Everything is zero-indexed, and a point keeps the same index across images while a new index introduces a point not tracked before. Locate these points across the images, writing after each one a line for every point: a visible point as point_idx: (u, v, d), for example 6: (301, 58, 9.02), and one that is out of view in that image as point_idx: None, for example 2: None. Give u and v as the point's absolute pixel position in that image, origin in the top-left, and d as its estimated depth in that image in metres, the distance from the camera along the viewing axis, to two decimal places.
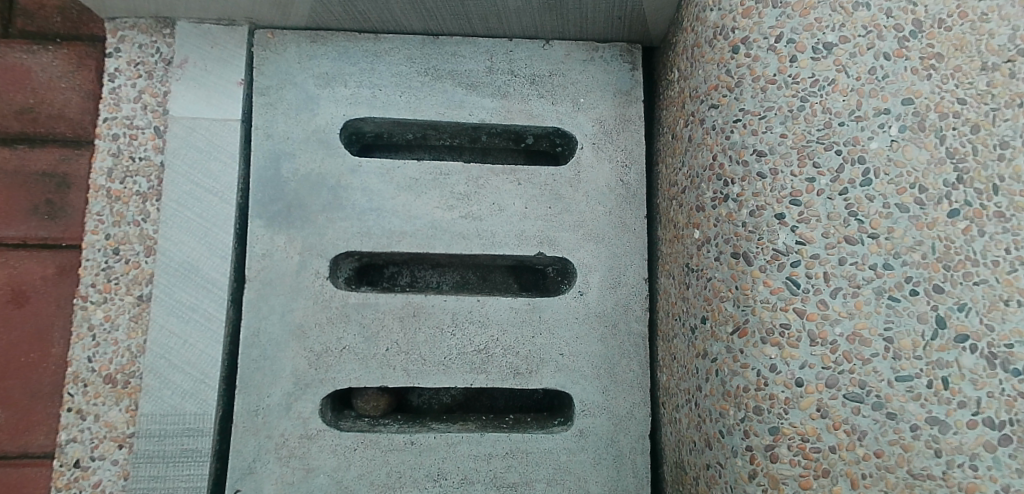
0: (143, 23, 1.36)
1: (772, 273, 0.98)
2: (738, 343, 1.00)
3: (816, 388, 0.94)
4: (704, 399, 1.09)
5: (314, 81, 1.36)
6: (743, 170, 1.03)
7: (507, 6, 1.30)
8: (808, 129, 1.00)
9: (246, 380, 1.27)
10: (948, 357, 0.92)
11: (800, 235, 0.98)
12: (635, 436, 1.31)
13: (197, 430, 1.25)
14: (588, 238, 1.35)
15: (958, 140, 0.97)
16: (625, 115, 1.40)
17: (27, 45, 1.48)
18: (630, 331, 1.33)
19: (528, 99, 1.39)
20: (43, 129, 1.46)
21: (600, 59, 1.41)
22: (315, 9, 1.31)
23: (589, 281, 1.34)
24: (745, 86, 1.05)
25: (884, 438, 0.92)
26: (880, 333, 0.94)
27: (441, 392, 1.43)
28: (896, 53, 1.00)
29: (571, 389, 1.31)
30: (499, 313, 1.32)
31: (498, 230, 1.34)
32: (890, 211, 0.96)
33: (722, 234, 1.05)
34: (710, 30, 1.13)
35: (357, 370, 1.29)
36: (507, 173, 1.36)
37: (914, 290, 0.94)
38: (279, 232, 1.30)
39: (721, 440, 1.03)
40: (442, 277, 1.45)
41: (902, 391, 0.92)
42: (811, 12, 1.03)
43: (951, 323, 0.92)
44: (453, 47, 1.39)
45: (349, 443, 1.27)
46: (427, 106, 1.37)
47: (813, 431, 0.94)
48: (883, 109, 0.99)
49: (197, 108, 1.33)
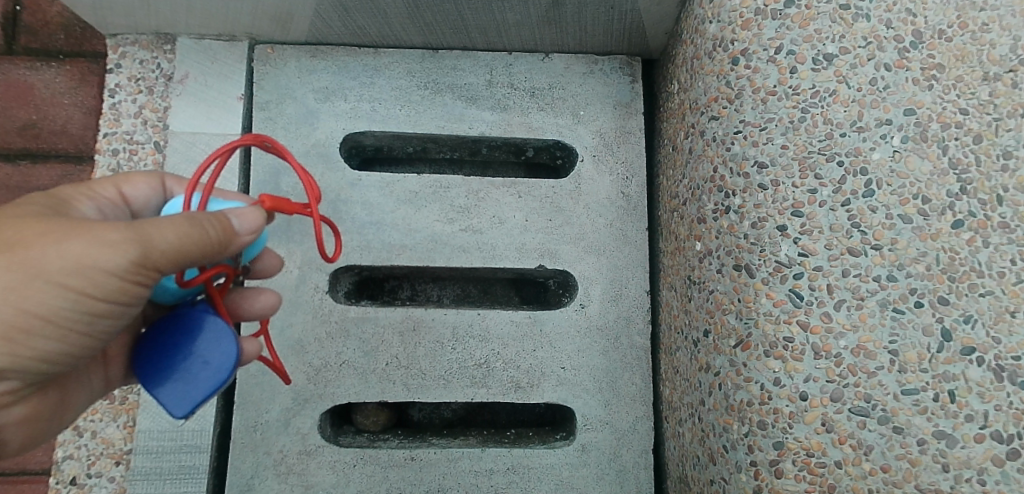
0: (144, 39, 1.37)
1: (775, 285, 0.97)
2: (742, 356, 0.99)
3: (821, 402, 0.93)
4: (707, 414, 1.07)
5: (314, 95, 1.36)
6: (744, 181, 1.02)
7: (506, 20, 1.30)
8: (809, 140, 1.00)
9: (244, 395, 1.26)
10: (954, 370, 0.90)
11: (802, 247, 0.97)
12: (638, 451, 1.29)
13: (195, 447, 1.23)
14: (589, 251, 1.35)
15: (961, 150, 0.96)
16: (625, 128, 1.39)
17: (31, 62, 1.51)
18: (633, 345, 1.32)
19: (528, 112, 1.39)
20: (45, 145, 1.49)
21: (599, 72, 1.41)
22: (315, 24, 1.31)
23: (591, 294, 1.33)
24: (745, 98, 1.05)
25: (891, 453, 0.90)
26: (885, 346, 0.92)
27: (442, 407, 1.41)
28: (897, 64, 1.00)
29: (573, 404, 1.30)
30: (499, 326, 1.31)
31: (499, 243, 1.33)
32: (893, 222, 0.95)
33: (724, 246, 1.05)
34: (709, 42, 1.13)
35: (356, 385, 1.28)
36: (507, 186, 1.35)
37: (919, 302, 0.93)
38: (279, 246, 1.30)
39: (725, 455, 1.01)
40: (443, 291, 1.43)
41: (908, 405, 0.90)
42: (811, 24, 1.02)
43: (956, 336, 0.91)
44: (453, 61, 1.40)
45: (348, 459, 1.25)
46: (427, 120, 1.37)
47: (818, 446, 0.92)
48: (884, 120, 0.99)
49: (196, 123, 1.33)
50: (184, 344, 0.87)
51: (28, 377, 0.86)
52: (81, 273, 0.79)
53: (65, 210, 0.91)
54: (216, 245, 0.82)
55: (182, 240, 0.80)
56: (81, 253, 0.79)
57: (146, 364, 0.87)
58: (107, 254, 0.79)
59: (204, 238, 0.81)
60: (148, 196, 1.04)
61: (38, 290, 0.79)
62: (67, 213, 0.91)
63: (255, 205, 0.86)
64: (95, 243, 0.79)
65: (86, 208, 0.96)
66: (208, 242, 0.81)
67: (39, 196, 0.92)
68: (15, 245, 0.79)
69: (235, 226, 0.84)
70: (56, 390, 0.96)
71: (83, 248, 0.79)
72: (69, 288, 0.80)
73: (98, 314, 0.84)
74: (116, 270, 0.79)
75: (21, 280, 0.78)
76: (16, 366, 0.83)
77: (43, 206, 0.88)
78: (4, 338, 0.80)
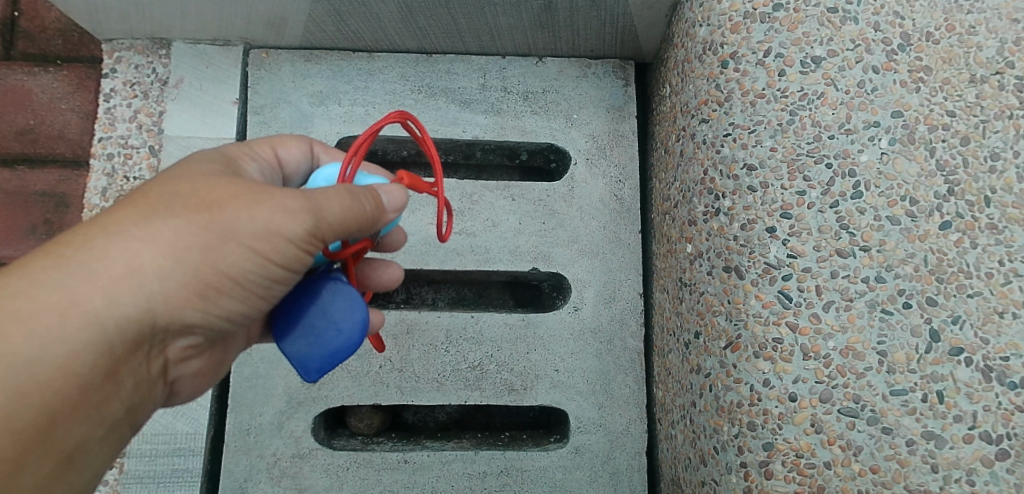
0: (139, 44, 1.37)
1: (764, 286, 0.98)
2: (732, 357, 0.99)
3: (810, 403, 0.93)
4: (698, 415, 1.07)
5: (308, 99, 1.36)
6: (733, 183, 1.03)
7: (499, 24, 1.31)
8: (797, 142, 1.00)
9: (238, 398, 1.26)
10: (942, 371, 0.91)
11: (791, 248, 0.97)
12: (632, 453, 1.29)
13: (188, 450, 1.24)
14: (582, 254, 1.35)
15: (948, 152, 0.97)
16: (618, 131, 1.40)
17: (29, 68, 1.53)
18: (625, 347, 1.32)
19: (521, 116, 1.39)
20: (43, 149, 1.50)
21: (592, 75, 1.42)
22: (309, 29, 1.32)
23: (584, 296, 1.33)
24: (734, 100, 1.05)
25: (880, 454, 0.90)
26: (874, 347, 0.93)
27: (437, 410, 1.42)
28: (885, 67, 1.01)
29: (566, 406, 1.30)
30: (492, 329, 1.31)
31: (492, 246, 1.34)
32: (881, 224, 0.96)
33: (714, 248, 1.05)
34: (699, 45, 1.14)
35: (350, 388, 1.28)
36: (501, 190, 1.36)
37: (908, 303, 0.93)
38: None
39: (716, 456, 1.02)
40: (438, 293, 1.43)
41: (897, 406, 0.91)
42: (799, 27, 1.03)
43: (945, 336, 0.91)
44: (446, 65, 1.40)
45: (342, 462, 1.25)
46: (420, 124, 1.38)
47: (808, 447, 0.92)
48: (872, 122, 0.99)
49: (191, 126, 1.34)
50: (314, 307, 0.87)
51: (208, 334, 0.88)
52: (268, 238, 0.79)
53: (236, 170, 0.90)
54: (371, 220, 0.83)
55: (349, 213, 0.80)
56: (265, 218, 0.79)
57: (280, 319, 0.89)
58: (288, 221, 0.79)
59: (364, 212, 0.82)
60: (299, 160, 1.03)
61: (229, 254, 0.79)
62: (241, 171, 0.91)
63: (394, 184, 0.88)
64: (279, 209, 0.79)
65: (252, 167, 0.95)
66: (367, 216, 0.82)
67: (212, 153, 0.91)
68: (209, 206, 0.78)
69: (384, 202, 0.85)
70: (221, 348, 0.99)
71: (271, 214, 0.79)
72: (257, 253, 0.80)
73: (274, 280, 0.84)
74: (298, 237, 0.80)
75: (213, 241, 0.78)
76: (201, 323, 0.84)
77: (214, 165, 0.87)
78: (197, 298, 0.81)
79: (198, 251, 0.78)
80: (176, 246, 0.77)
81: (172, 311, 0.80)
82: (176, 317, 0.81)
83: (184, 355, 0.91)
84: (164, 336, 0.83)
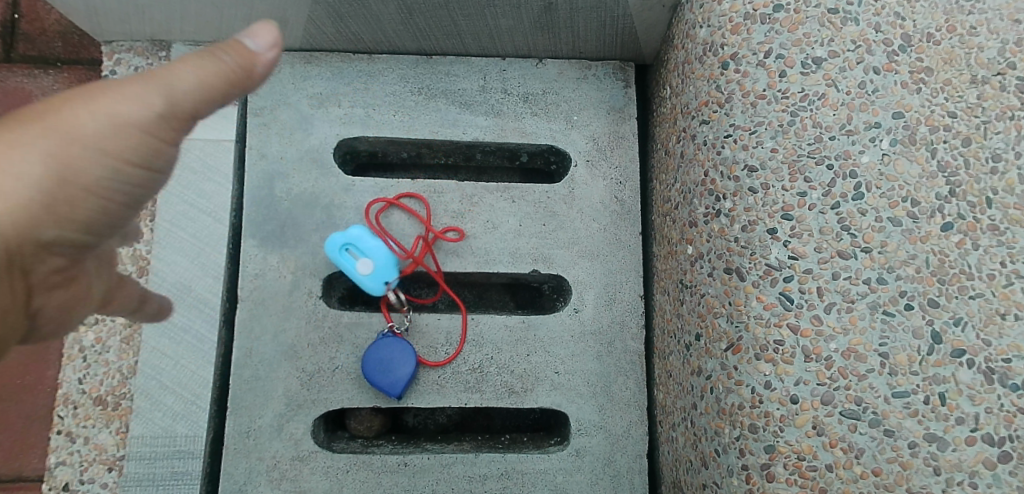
0: (139, 46, 1.37)
1: (765, 288, 0.97)
2: (733, 359, 0.99)
3: (812, 405, 0.93)
4: (699, 418, 1.07)
5: (308, 101, 1.36)
6: (734, 185, 1.03)
7: (499, 26, 1.31)
8: (798, 143, 1.00)
9: (238, 401, 1.26)
10: (944, 372, 0.90)
11: (792, 249, 0.97)
12: (633, 456, 1.29)
13: (188, 453, 1.23)
14: (583, 255, 1.35)
15: (950, 153, 0.97)
16: (619, 133, 1.40)
17: (28, 70, 1.53)
18: (626, 349, 1.32)
19: (521, 118, 1.39)
20: None
21: (593, 77, 1.42)
22: (309, 30, 1.32)
23: (584, 298, 1.33)
24: (734, 101, 1.05)
25: (882, 456, 0.90)
26: (876, 348, 0.92)
27: (437, 413, 1.41)
28: (886, 68, 1.00)
29: (566, 409, 1.30)
30: (492, 331, 1.31)
31: (492, 248, 1.33)
32: (882, 225, 0.96)
33: (715, 249, 1.05)
34: (699, 46, 1.13)
35: (350, 390, 1.27)
36: (501, 191, 1.35)
37: (910, 304, 0.93)
38: (272, 251, 1.30)
39: (717, 459, 1.01)
40: (438, 296, 1.43)
41: (899, 408, 0.90)
42: (800, 28, 1.03)
43: (947, 338, 0.91)
44: (446, 66, 1.40)
45: (341, 465, 1.25)
46: (420, 125, 1.37)
47: (809, 449, 0.92)
48: (873, 123, 0.99)
49: (191, 129, 1.34)
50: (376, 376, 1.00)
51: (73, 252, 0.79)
52: (119, 129, 0.74)
53: None
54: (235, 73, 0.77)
55: (203, 73, 0.76)
56: (100, 109, 0.73)
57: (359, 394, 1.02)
58: (133, 105, 0.74)
59: (223, 65, 0.76)
60: None
61: (79, 156, 0.72)
62: None
63: (262, 22, 0.80)
64: (112, 99, 0.73)
65: None
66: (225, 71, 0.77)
67: None
68: (43, 110, 0.71)
69: (251, 47, 0.78)
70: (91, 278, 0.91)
71: (107, 106, 0.73)
72: (111, 152, 0.74)
73: (133, 178, 0.78)
74: (146, 120, 0.75)
75: (59, 145, 0.71)
76: (58, 243, 0.75)
77: None
78: (61, 208, 0.73)
79: (46, 156, 0.70)
80: (22, 152, 0.69)
81: (31, 231, 0.71)
82: (40, 233, 0.72)
83: (52, 282, 0.81)
84: (22, 260, 0.74)
